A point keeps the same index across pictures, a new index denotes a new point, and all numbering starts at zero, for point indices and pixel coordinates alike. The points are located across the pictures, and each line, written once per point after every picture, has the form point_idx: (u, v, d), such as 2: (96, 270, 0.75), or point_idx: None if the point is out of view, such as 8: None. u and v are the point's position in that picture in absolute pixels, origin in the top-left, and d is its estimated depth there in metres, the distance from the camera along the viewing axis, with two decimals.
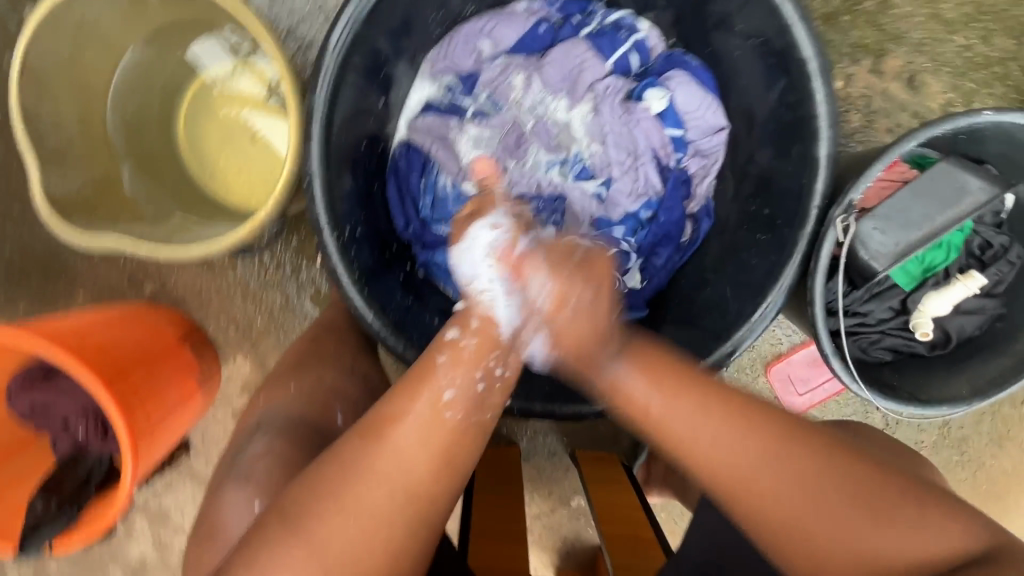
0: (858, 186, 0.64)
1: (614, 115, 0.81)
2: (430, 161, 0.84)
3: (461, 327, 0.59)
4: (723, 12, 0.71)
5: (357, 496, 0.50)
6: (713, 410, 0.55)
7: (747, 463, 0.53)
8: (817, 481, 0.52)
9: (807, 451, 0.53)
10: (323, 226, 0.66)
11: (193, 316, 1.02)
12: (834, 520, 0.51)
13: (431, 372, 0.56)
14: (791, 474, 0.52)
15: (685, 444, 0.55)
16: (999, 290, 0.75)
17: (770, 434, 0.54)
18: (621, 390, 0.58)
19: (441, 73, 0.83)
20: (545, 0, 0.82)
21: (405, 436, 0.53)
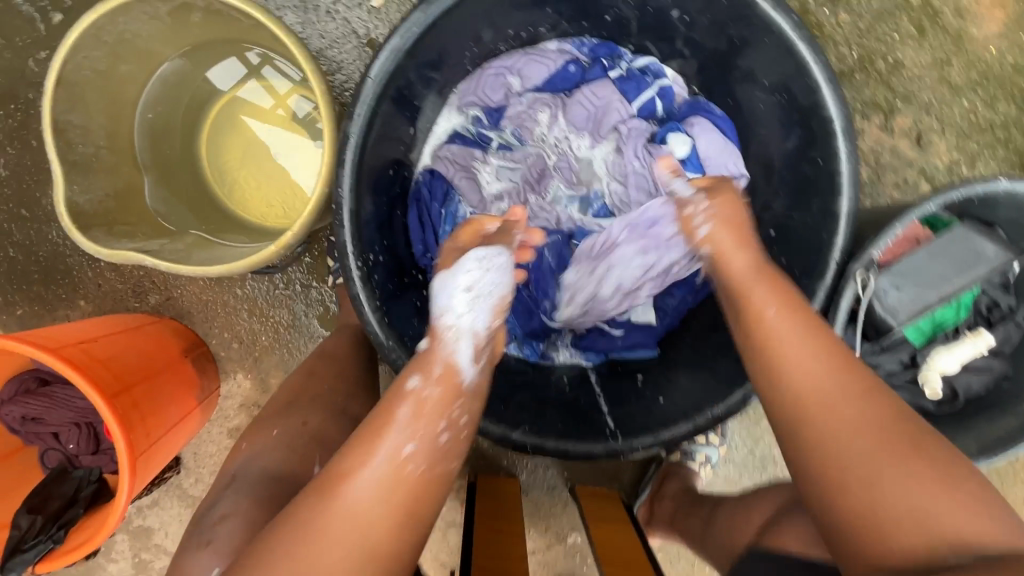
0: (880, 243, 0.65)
1: (638, 156, 0.82)
2: (452, 190, 0.85)
3: (422, 375, 0.58)
4: (750, 68, 0.73)
5: (315, 557, 0.48)
6: (821, 348, 0.55)
7: (840, 405, 0.51)
8: (891, 440, 0.49)
9: (884, 415, 0.50)
10: (348, 251, 0.66)
11: (196, 330, 1.00)
12: (893, 486, 0.47)
13: (392, 423, 0.55)
14: (879, 424, 0.50)
15: (783, 355, 0.56)
16: (1005, 350, 0.76)
17: (858, 382, 0.53)
18: (744, 281, 0.61)
19: (469, 105, 0.84)
20: (576, 41, 0.84)
21: (362, 489, 0.51)
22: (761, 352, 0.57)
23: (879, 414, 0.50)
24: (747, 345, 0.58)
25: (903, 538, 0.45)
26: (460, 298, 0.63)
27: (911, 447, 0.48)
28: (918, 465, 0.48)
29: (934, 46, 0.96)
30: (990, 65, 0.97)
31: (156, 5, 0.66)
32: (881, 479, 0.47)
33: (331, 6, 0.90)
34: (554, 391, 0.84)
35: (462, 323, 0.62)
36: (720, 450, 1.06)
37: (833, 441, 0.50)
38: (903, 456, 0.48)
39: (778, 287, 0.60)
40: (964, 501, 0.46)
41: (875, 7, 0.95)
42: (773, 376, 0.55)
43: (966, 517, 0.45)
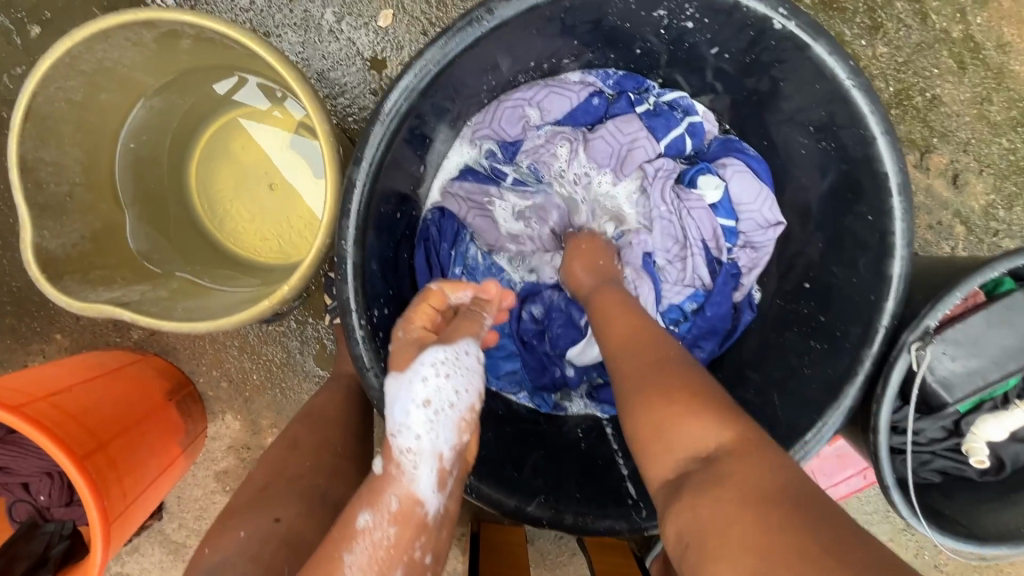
0: (936, 312, 0.59)
1: (665, 199, 0.76)
2: (463, 229, 0.79)
3: (373, 511, 0.54)
4: (792, 111, 0.67)
5: None
6: (649, 338, 0.56)
7: (629, 385, 0.52)
8: (665, 394, 0.49)
9: (682, 375, 0.51)
10: (352, 309, 0.59)
11: (181, 367, 0.93)
12: (674, 428, 0.47)
13: (337, 569, 0.50)
14: (657, 381, 0.50)
15: (608, 344, 0.58)
16: None
17: (654, 351, 0.54)
18: (596, 303, 0.64)
19: (483, 139, 0.78)
20: (600, 72, 0.77)
21: None
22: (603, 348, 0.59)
23: (688, 380, 0.50)
24: (616, 375, 0.55)
25: (690, 472, 0.44)
26: (418, 415, 0.57)
27: (678, 399, 0.48)
28: (676, 408, 0.48)
29: (975, 81, 0.90)
30: None
31: (140, 31, 0.59)
32: (664, 422, 0.48)
33: (335, 25, 0.83)
34: (568, 451, 0.77)
35: (420, 446, 0.56)
36: None
37: (634, 405, 0.50)
38: (689, 401, 0.48)
39: (621, 300, 0.63)
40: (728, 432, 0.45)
41: (914, 39, 0.89)
42: (608, 361, 0.57)
43: (756, 462, 0.43)
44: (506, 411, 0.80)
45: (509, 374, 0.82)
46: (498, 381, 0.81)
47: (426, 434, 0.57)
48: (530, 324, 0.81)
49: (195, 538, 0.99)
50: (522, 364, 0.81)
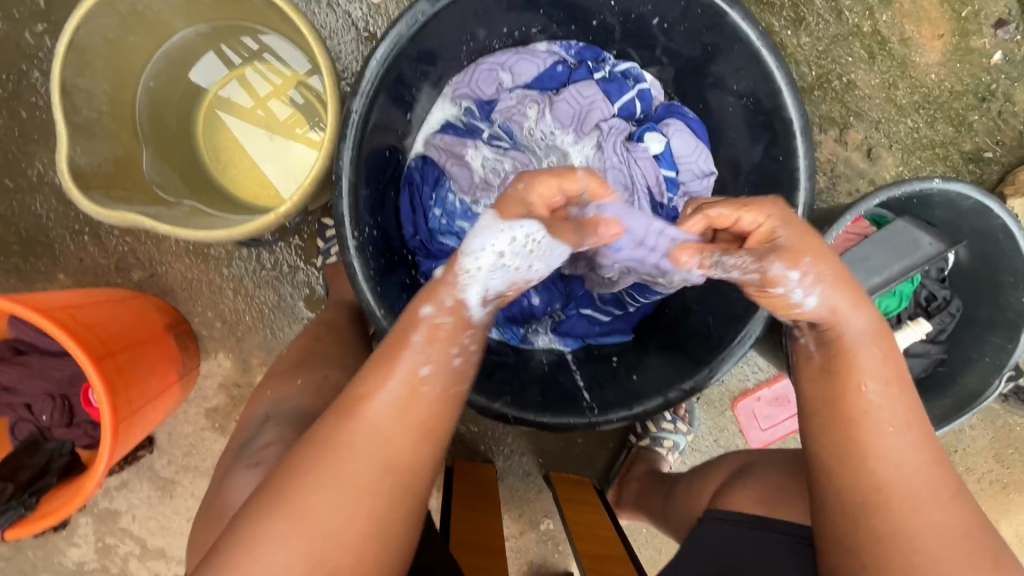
0: (831, 234, 0.74)
1: (616, 151, 0.87)
2: (443, 176, 0.90)
3: (434, 305, 0.59)
4: (720, 74, 0.80)
5: (338, 468, 0.52)
6: (915, 426, 0.56)
7: (925, 493, 0.54)
8: (958, 543, 0.52)
9: (943, 506, 0.54)
10: (345, 222, 0.69)
11: (178, 308, 1.01)
12: (936, 559, 0.51)
13: (405, 347, 0.57)
14: (922, 481, 0.54)
15: (876, 436, 0.55)
16: (941, 337, 0.85)
17: (938, 462, 0.55)
18: (850, 348, 0.58)
19: (461, 97, 0.90)
20: (564, 44, 0.90)
21: (380, 411, 0.55)
22: (857, 435, 0.56)
23: (964, 512, 0.54)
24: (886, 451, 0.55)
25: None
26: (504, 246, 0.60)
27: (959, 547, 0.52)
28: (982, 567, 0.51)
29: (883, 69, 1.07)
30: (931, 89, 1.08)
31: None
32: (940, 567, 0.51)
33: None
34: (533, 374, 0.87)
35: (484, 270, 0.60)
36: (686, 437, 1.12)
37: (892, 493, 0.54)
38: (969, 549, 0.52)
39: (882, 355, 0.57)
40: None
41: (832, 32, 1.05)
42: (861, 451, 0.56)
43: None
44: None
45: None
46: None
47: (499, 257, 0.60)
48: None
49: (184, 473, 1.05)
50: None
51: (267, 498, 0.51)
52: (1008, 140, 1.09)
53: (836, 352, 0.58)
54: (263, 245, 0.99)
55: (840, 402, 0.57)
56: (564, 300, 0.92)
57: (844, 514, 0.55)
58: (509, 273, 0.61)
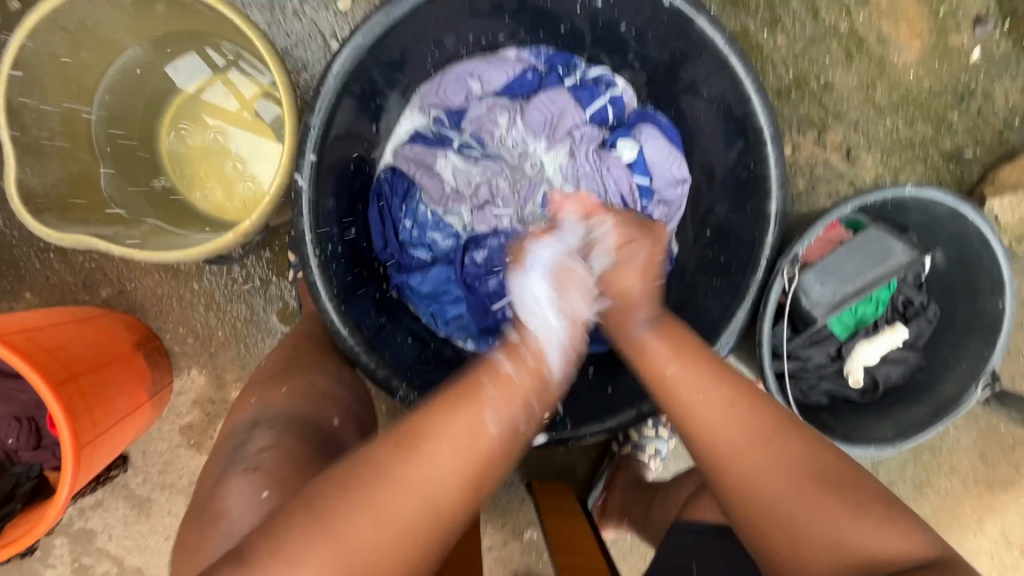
0: (806, 241, 0.73)
1: (588, 160, 0.87)
2: (413, 187, 0.88)
3: (516, 364, 0.59)
4: (691, 79, 0.79)
5: (387, 505, 0.49)
6: (723, 386, 0.60)
7: (747, 445, 0.57)
8: (801, 484, 0.54)
9: (790, 454, 0.56)
10: (306, 240, 0.68)
11: (149, 324, 0.99)
12: (801, 513, 0.53)
13: (479, 390, 0.56)
14: (755, 440, 0.57)
15: (692, 406, 0.60)
16: (918, 343, 0.84)
17: (765, 424, 0.58)
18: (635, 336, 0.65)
19: (430, 106, 0.88)
20: (533, 50, 0.88)
21: (440, 450, 0.52)
22: (674, 405, 0.61)
23: (795, 443, 0.57)
24: (696, 414, 0.59)
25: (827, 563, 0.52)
26: (545, 291, 0.63)
27: (811, 492, 0.54)
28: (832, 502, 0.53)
29: (860, 70, 1.06)
30: (909, 89, 1.06)
31: None
32: (797, 517, 0.53)
33: (299, 7, 0.92)
34: None
35: (548, 315, 0.62)
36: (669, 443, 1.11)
37: (740, 476, 0.56)
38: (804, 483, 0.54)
39: (665, 331, 0.65)
40: (834, 530, 0.52)
41: (808, 32, 1.04)
42: (687, 423, 0.60)
43: (870, 535, 0.52)
44: (453, 353, 0.88)
45: (457, 319, 0.90)
46: (443, 325, 0.90)
47: (548, 291, 0.63)
48: (475, 274, 0.89)
49: (160, 492, 1.03)
50: (467, 308, 0.89)
51: (305, 516, 0.48)
52: (988, 139, 1.08)
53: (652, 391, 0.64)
54: (231, 261, 0.96)
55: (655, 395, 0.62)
56: None
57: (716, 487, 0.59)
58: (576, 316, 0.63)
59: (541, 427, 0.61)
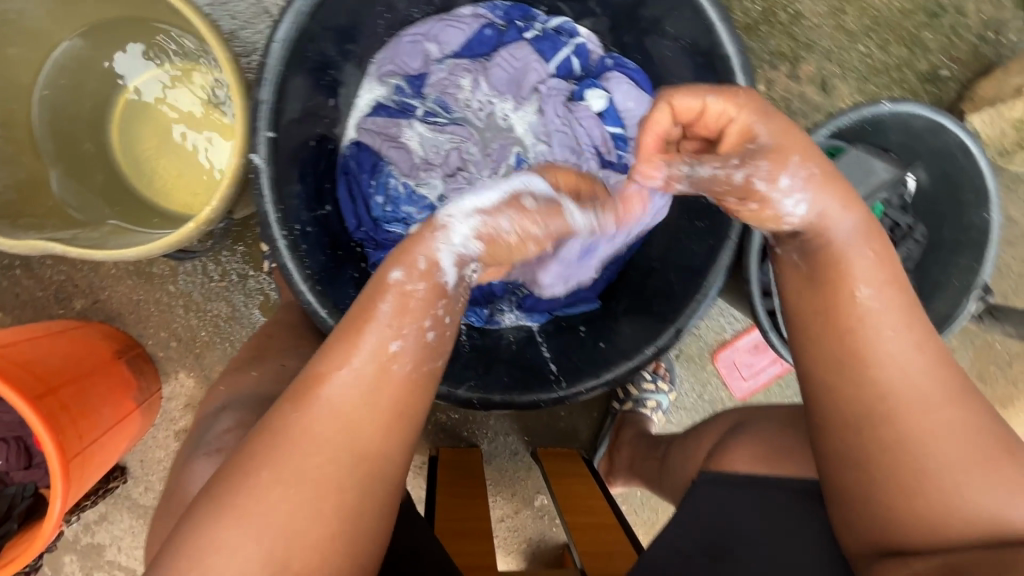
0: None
1: (557, 113, 0.85)
2: (380, 161, 0.86)
3: (406, 269, 0.52)
4: (655, 18, 0.76)
5: (296, 467, 0.47)
6: (925, 344, 0.53)
7: (933, 402, 0.51)
8: (975, 452, 0.50)
9: (971, 420, 0.51)
10: (270, 222, 0.65)
11: (129, 332, 0.96)
12: (964, 478, 0.49)
13: (372, 317, 0.51)
14: (947, 403, 0.51)
15: (873, 347, 0.52)
16: (910, 267, 0.81)
17: (953, 387, 0.52)
18: (838, 255, 0.55)
19: (389, 75, 0.84)
20: (489, 5, 0.84)
21: (344, 393, 0.49)
22: (847, 352, 0.53)
23: (979, 415, 0.52)
24: (887, 360, 0.52)
25: (971, 529, 0.49)
26: (489, 203, 0.55)
27: (983, 466, 0.50)
28: (1006, 474, 0.50)
29: None
30: (880, 11, 1.04)
31: None
32: (957, 482, 0.49)
33: None
34: (503, 352, 0.86)
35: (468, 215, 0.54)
36: (669, 396, 1.11)
37: (914, 428, 0.51)
38: (982, 455, 0.50)
39: (875, 250, 0.55)
40: (961, 427, 0.51)
41: None
42: (865, 354, 0.52)
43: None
44: None
45: None
46: None
47: (491, 206, 0.55)
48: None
49: None
50: None
51: (213, 507, 0.45)
52: (963, 55, 1.05)
53: (824, 259, 0.55)
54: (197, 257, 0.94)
55: (831, 313, 0.54)
56: None
57: (846, 440, 0.53)
58: (499, 230, 0.55)
59: (454, 337, 0.55)
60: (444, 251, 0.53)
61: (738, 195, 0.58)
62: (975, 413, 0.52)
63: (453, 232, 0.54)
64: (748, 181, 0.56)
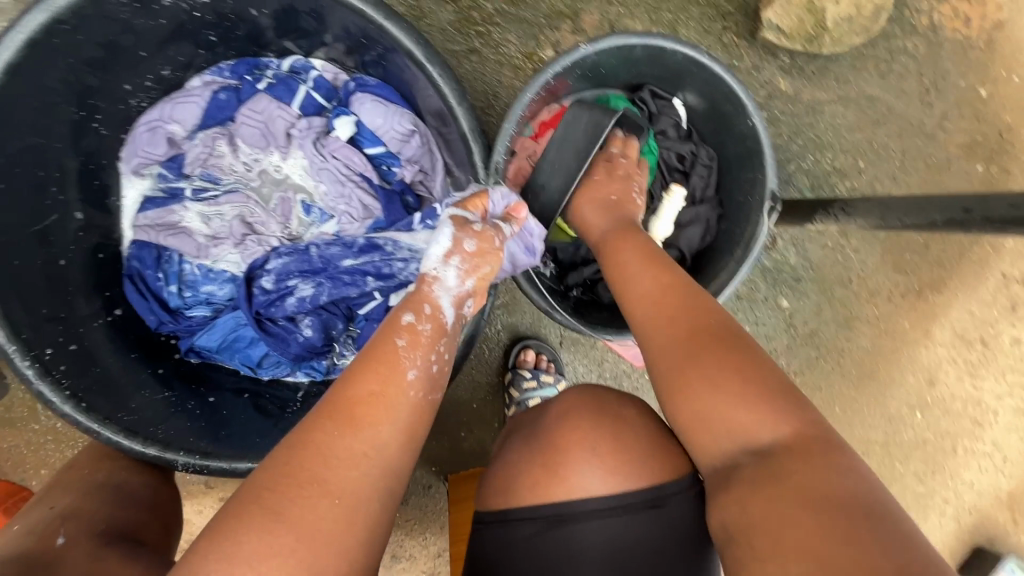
0: (513, 116, 0.69)
1: (314, 152, 0.83)
2: (164, 252, 0.85)
3: (415, 313, 0.60)
4: (369, 35, 0.74)
5: (341, 482, 0.47)
6: (648, 267, 0.60)
7: (647, 320, 0.57)
8: (679, 354, 0.52)
9: (682, 322, 0.54)
10: (10, 356, 0.65)
11: (9, 479, 0.98)
12: (675, 392, 0.52)
13: (395, 355, 0.55)
14: (662, 319, 0.56)
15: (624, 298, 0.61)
16: (710, 194, 0.79)
17: (675, 297, 0.57)
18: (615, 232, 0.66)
19: (143, 167, 0.84)
20: (214, 69, 0.83)
21: (381, 414, 0.52)
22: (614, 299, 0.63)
23: (694, 316, 0.54)
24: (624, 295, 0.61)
25: (715, 443, 0.50)
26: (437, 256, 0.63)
27: (684, 371, 0.51)
28: (709, 368, 0.50)
29: None
30: None
31: None
32: (677, 396, 0.52)
33: None
34: None
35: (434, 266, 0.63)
36: (558, 386, 1.05)
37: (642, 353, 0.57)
38: (684, 358, 0.52)
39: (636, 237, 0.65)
40: (670, 333, 0.54)
41: None
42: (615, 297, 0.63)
43: (734, 408, 0.48)
44: (284, 389, 0.88)
45: (266, 358, 0.87)
46: (254, 368, 0.87)
47: (443, 255, 0.62)
48: (264, 302, 0.83)
49: None
50: (267, 345, 0.85)
51: (223, 560, 0.42)
52: None
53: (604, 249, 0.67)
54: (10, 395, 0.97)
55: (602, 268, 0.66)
56: (346, 320, 0.86)
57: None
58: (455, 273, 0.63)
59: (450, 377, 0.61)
60: (444, 297, 0.62)
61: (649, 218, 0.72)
62: (705, 330, 0.53)
63: (446, 281, 0.62)
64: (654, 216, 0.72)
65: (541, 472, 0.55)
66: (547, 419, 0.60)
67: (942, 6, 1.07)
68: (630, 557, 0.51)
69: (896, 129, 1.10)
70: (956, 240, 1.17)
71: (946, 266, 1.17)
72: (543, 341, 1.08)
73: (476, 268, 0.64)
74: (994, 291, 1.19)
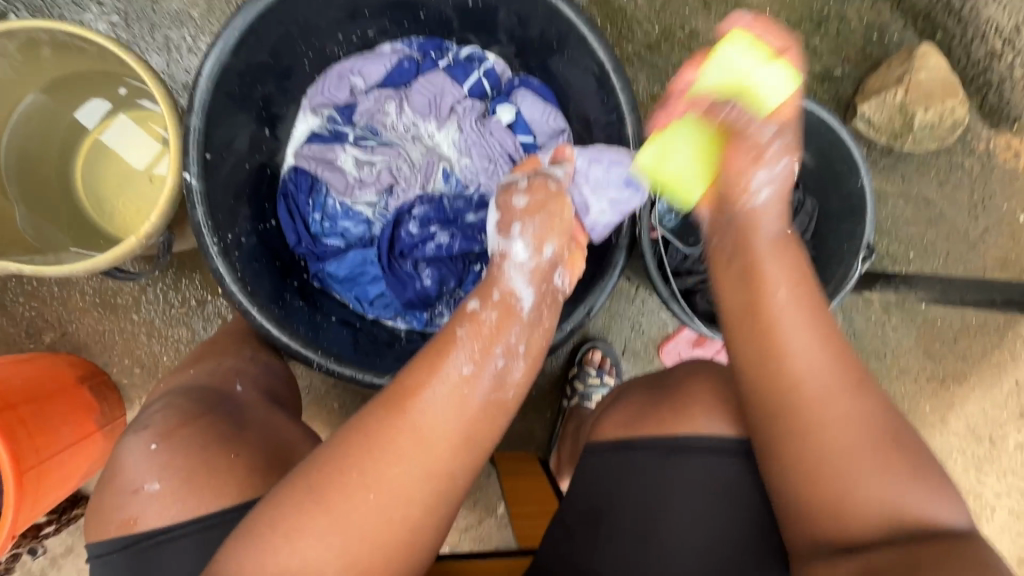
0: None
1: (472, 128, 0.95)
2: (317, 182, 0.94)
3: (481, 300, 0.62)
4: (563, 41, 0.84)
5: (381, 474, 0.52)
6: (817, 328, 0.58)
7: (822, 388, 0.56)
8: (867, 437, 0.54)
9: (865, 404, 0.55)
10: (203, 229, 0.73)
11: (95, 361, 1.02)
12: (858, 473, 0.53)
13: (453, 343, 0.58)
14: (848, 395, 0.55)
15: (785, 346, 0.57)
16: (807, 238, 0.91)
17: (851, 373, 0.56)
18: (755, 251, 0.62)
19: (320, 106, 0.95)
20: (404, 42, 0.97)
21: (429, 408, 0.55)
22: (761, 342, 0.59)
23: (871, 390, 0.56)
24: (789, 348, 0.57)
25: (868, 522, 0.53)
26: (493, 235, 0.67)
27: (871, 453, 0.54)
28: (892, 457, 0.54)
29: (720, 15, 1.15)
30: (768, 24, 1.16)
31: (4, 43, 0.75)
32: (859, 476, 0.53)
33: (191, 44, 1.00)
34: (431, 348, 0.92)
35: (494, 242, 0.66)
36: None
37: (815, 418, 0.55)
38: (875, 445, 0.54)
39: (787, 256, 0.62)
40: (859, 409, 0.55)
41: None
42: (771, 342, 0.58)
43: (905, 493, 0.52)
44: (385, 330, 0.95)
45: (380, 298, 0.95)
46: (367, 304, 0.95)
47: (497, 233, 0.66)
48: (408, 244, 0.93)
49: None
50: (386, 285, 0.94)
51: (286, 516, 0.51)
52: (853, 56, 1.17)
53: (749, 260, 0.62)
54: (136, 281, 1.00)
55: (753, 311, 0.59)
56: (459, 279, 0.95)
57: (768, 425, 0.58)
58: (516, 238, 0.64)
59: (525, 368, 0.61)
60: (514, 274, 0.63)
61: (751, 148, 0.64)
62: (880, 409, 0.55)
63: (514, 254, 0.64)
64: (768, 143, 0.64)
65: (666, 414, 0.69)
66: (678, 376, 0.74)
67: (999, 137, 1.21)
68: (733, 488, 0.65)
69: (946, 232, 1.24)
70: (982, 340, 1.30)
71: (969, 362, 1.29)
72: (609, 346, 1.17)
73: (542, 221, 0.65)
74: (1006, 395, 1.30)
